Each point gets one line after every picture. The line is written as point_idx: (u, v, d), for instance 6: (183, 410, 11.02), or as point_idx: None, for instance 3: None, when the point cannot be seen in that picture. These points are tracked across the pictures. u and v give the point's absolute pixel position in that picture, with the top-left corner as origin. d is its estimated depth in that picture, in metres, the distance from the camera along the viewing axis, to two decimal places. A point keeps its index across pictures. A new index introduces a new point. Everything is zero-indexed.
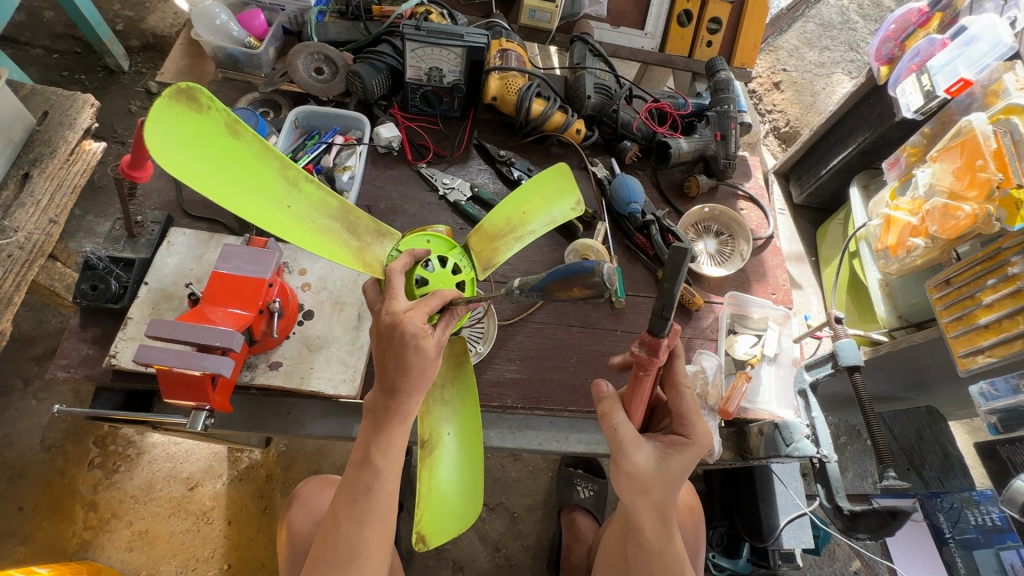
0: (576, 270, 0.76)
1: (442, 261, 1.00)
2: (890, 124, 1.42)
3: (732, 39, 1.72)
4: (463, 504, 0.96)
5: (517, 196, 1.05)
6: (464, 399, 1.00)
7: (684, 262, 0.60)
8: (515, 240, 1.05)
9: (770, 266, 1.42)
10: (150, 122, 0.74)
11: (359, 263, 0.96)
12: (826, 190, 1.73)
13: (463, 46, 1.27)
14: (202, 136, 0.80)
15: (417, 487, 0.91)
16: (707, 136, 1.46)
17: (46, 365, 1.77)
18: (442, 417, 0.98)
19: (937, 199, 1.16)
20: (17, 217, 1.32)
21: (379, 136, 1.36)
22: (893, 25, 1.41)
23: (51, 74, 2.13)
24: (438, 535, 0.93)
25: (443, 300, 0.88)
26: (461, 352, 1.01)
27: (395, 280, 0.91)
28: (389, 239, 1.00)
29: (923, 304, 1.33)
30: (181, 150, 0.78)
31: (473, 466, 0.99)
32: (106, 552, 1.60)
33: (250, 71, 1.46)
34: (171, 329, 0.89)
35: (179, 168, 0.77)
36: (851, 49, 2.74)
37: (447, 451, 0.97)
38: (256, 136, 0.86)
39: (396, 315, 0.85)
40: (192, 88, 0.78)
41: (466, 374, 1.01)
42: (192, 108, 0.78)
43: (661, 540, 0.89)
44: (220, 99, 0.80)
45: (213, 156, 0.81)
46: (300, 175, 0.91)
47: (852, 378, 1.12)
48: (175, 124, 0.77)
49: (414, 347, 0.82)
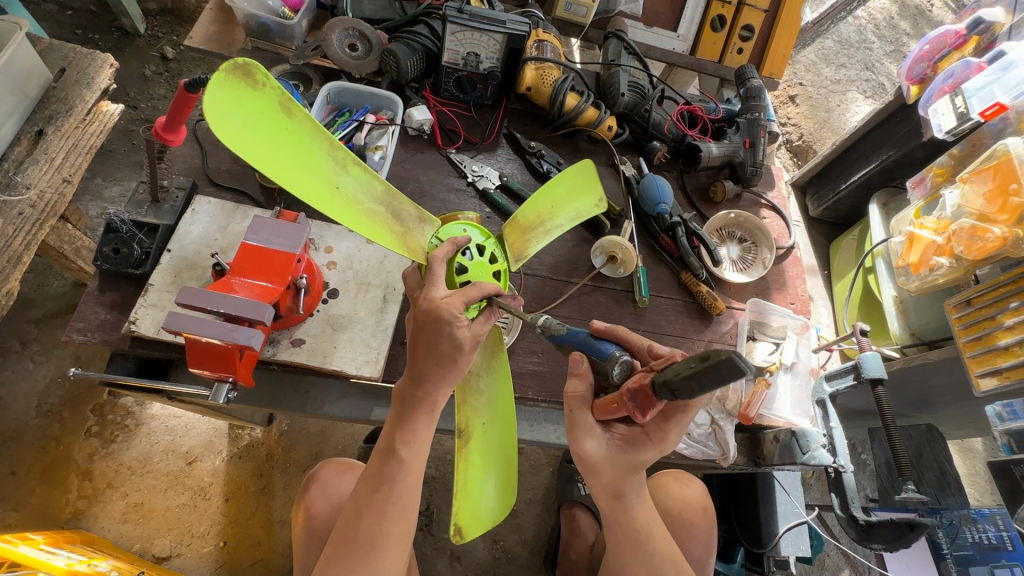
0: (593, 348, 0.82)
1: (480, 251, 0.99)
2: (916, 143, 1.44)
3: (763, 47, 1.72)
4: (498, 495, 0.95)
5: (548, 190, 1.06)
6: (497, 389, 0.99)
7: (728, 377, 0.59)
8: (545, 234, 1.06)
9: (790, 276, 1.44)
10: (210, 100, 0.71)
11: (401, 247, 0.94)
12: (844, 205, 1.72)
13: (504, 32, 1.27)
14: (256, 113, 0.77)
15: (454, 476, 0.89)
16: (736, 142, 1.46)
17: (45, 329, 1.73)
18: (477, 407, 0.96)
19: (965, 220, 1.18)
20: (30, 174, 1.29)
21: (411, 118, 1.33)
22: (927, 46, 1.44)
23: (65, 32, 2.07)
24: (471, 529, 0.91)
25: (482, 292, 0.85)
26: (496, 341, 0.99)
27: (436, 268, 0.89)
28: (431, 225, 0.99)
29: (939, 321, 1.36)
30: (239, 128, 0.75)
31: (507, 458, 0.98)
32: (100, 523, 1.57)
33: (280, 42, 1.43)
34: (202, 298, 0.87)
35: (236, 142, 0.74)
36: (867, 68, 2.77)
37: (480, 443, 0.95)
38: (309, 116, 0.83)
39: (433, 302, 0.84)
40: (249, 64, 0.75)
41: (500, 363, 1.00)
42: (247, 84, 0.75)
43: (617, 511, 0.92)
44: (274, 79, 0.77)
45: (267, 136, 0.79)
46: (346, 156, 0.88)
47: (874, 391, 1.12)
48: (231, 99, 0.74)
49: (447, 333, 0.81)
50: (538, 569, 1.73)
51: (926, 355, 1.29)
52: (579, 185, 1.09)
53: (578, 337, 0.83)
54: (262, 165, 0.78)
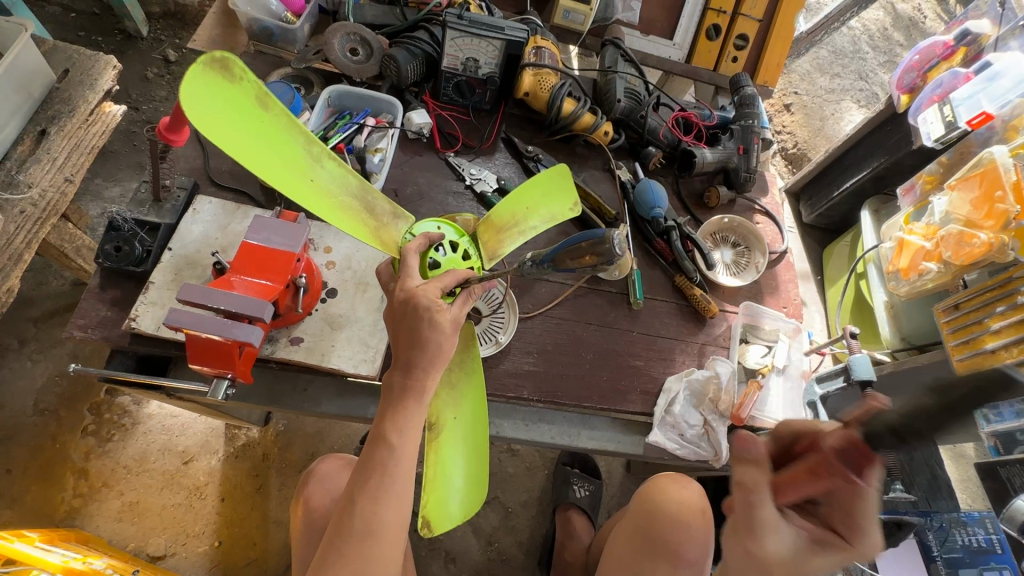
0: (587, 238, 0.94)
1: (453, 247, 1.03)
2: (906, 150, 1.47)
3: (757, 56, 1.75)
4: (468, 491, 0.96)
5: (519, 192, 1.09)
6: (470, 380, 1.01)
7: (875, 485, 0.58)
8: (519, 235, 1.09)
9: (783, 280, 1.46)
10: (185, 89, 0.73)
11: (376, 243, 0.98)
12: (837, 212, 1.75)
13: (503, 38, 1.31)
14: (234, 105, 0.79)
15: (424, 470, 0.91)
16: (730, 148, 1.49)
17: (44, 327, 1.74)
18: (447, 401, 0.99)
19: (953, 226, 1.21)
20: (32, 173, 1.30)
21: (410, 121, 1.36)
22: (917, 56, 1.47)
23: (67, 33, 2.09)
24: (440, 522, 0.91)
25: (456, 279, 0.92)
26: (469, 336, 1.02)
27: (409, 259, 0.93)
28: (404, 221, 1.03)
29: (927, 326, 1.38)
30: (217, 119, 0.77)
31: (478, 450, 1.00)
32: (95, 522, 1.57)
33: (283, 46, 1.45)
34: (203, 294, 0.88)
35: (214, 133, 0.76)
36: (861, 78, 2.81)
37: (456, 436, 0.98)
38: (284, 111, 0.85)
39: (410, 290, 0.88)
40: (226, 57, 0.76)
41: (472, 354, 1.02)
42: (226, 77, 0.77)
43: None
44: (251, 74, 0.79)
45: (246, 128, 0.81)
46: (323, 152, 0.91)
47: (864, 392, 1.14)
48: (208, 90, 0.75)
49: (430, 319, 0.85)
50: (532, 571, 1.73)
51: (915, 359, 1.32)
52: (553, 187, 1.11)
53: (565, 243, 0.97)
54: (238, 156, 0.80)
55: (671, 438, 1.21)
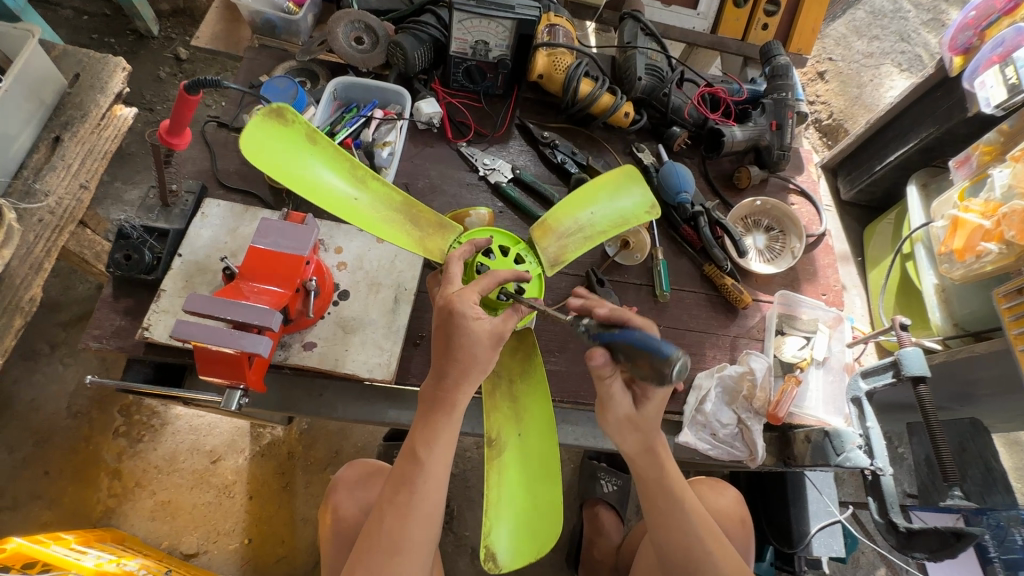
0: (650, 347, 0.72)
1: (504, 251, 1.00)
2: (959, 119, 1.34)
3: (790, 22, 1.62)
4: (540, 518, 0.89)
5: (580, 195, 1.04)
6: (533, 396, 0.96)
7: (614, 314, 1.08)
8: (582, 239, 1.04)
9: (821, 265, 1.36)
10: (248, 136, 0.84)
11: (419, 250, 0.96)
12: (879, 186, 1.61)
13: (514, 18, 1.21)
14: (287, 142, 0.88)
15: (485, 489, 0.86)
16: (762, 124, 1.37)
17: (72, 331, 1.77)
18: (507, 414, 0.93)
19: (1017, 202, 1.09)
20: (48, 181, 1.30)
21: (421, 110, 1.30)
22: (974, 12, 1.32)
23: (81, 36, 2.09)
24: (507, 552, 0.85)
25: (495, 280, 0.85)
26: (529, 345, 0.97)
27: (452, 267, 0.88)
28: (453, 231, 0.99)
29: (986, 311, 1.27)
30: (273, 155, 0.87)
31: (547, 468, 0.92)
32: (130, 521, 1.61)
33: (287, 38, 1.40)
34: (207, 304, 0.86)
35: (268, 167, 0.86)
36: (902, 39, 2.59)
37: (516, 455, 0.91)
38: (332, 143, 0.91)
39: (447, 296, 0.83)
40: (280, 105, 0.87)
41: (534, 369, 0.97)
42: (279, 122, 0.87)
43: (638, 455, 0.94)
44: (299, 114, 0.88)
45: (299, 161, 0.89)
46: (371, 175, 0.94)
47: (917, 389, 1.05)
48: (266, 134, 0.86)
49: (466, 328, 0.80)
50: (560, 566, 1.71)
51: (972, 348, 1.21)
52: (605, 188, 1.05)
53: (633, 336, 0.75)
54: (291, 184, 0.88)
55: (703, 438, 1.15)
